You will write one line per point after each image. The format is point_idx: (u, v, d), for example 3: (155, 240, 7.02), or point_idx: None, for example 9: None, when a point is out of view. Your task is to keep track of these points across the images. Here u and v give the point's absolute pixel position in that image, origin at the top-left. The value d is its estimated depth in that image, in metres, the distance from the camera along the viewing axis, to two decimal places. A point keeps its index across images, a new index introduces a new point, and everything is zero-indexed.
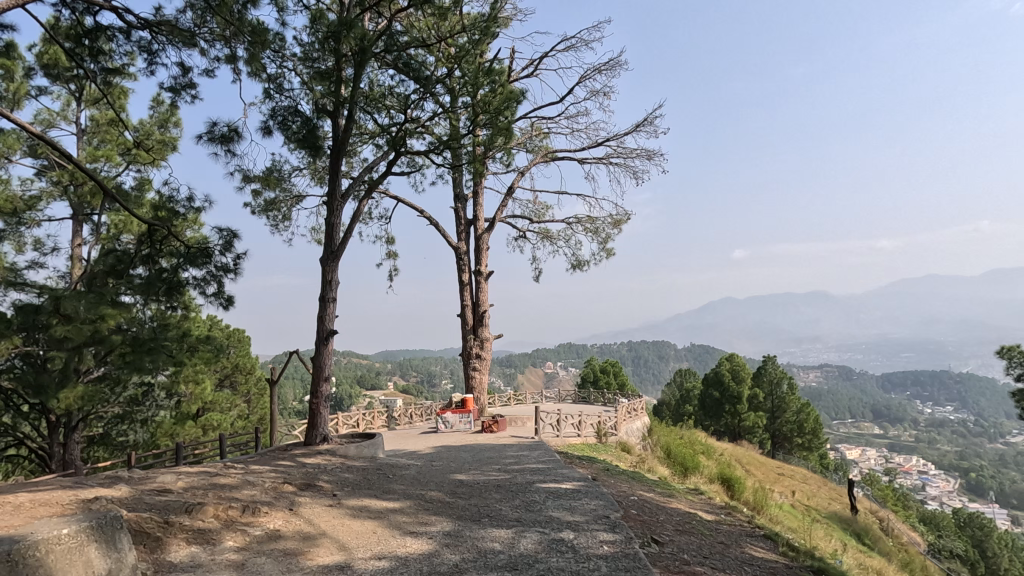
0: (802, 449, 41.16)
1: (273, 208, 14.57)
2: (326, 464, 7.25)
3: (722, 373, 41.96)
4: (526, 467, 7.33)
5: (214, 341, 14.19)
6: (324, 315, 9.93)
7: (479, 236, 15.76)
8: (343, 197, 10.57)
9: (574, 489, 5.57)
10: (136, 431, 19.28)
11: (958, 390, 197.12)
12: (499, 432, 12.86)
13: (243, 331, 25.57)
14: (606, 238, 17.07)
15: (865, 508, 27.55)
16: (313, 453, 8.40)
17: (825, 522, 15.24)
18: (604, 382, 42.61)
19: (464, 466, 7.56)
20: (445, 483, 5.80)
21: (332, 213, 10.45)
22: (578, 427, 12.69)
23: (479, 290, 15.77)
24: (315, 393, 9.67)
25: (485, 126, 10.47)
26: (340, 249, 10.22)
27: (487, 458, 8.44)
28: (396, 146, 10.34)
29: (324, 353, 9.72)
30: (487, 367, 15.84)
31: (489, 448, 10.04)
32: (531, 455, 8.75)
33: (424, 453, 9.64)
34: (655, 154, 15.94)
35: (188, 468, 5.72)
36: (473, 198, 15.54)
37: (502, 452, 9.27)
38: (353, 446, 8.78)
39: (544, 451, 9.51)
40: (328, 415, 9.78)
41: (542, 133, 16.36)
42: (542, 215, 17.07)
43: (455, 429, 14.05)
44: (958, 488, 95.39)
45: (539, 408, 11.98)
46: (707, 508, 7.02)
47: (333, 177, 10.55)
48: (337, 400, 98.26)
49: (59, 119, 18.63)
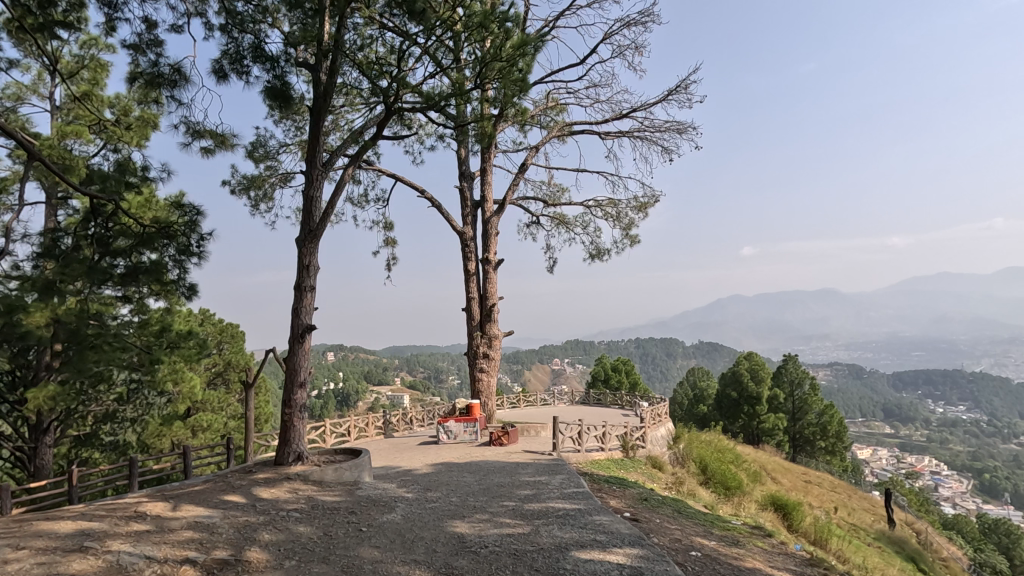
0: (825, 453, 39.02)
1: (254, 186, 12.94)
2: (288, 501, 5.57)
3: (740, 372, 39.93)
4: (547, 508, 5.56)
5: (196, 338, 12.40)
6: (301, 308, 8.25)
7: (488, 220, 13.97)
8: (326, 166, 8.83)
9: (630, 569, 3.83)
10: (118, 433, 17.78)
11: (972, 390, 193.27)
12: (510, 445, 11.06)
13: (237, 326, 23.96)
14: (629, 224, 15.23)
15: (901, 520, 25.52)
16: (278, 480, 6.74)
17: (880, 546, 13.36)
18: (616, 381, 40.64)
19: (467, 505, 5.79)
20: (436, 550, 4.05)
21: (312, 185, 8.72)
22: (601, 440, 10.90)
23: (487, 281, 14.03)
24: (287, 401, 8.04)
25: (495, 83, 8.75)
26: (321, 228, 8.49)
27: (496, 490, 6.67)
28: (388, 106, 8.56)
29: (299, 353, 8.09)
30: (496, 368, 14.11)
31: (498, 469, 8.36)
32: (552, 484, 6.98)
33: (419, 477, 7.89)
34: (687, 128, 14.05)
35: (71, 521, 4.08)
36: (482, 175, 13.76)
37: (515, 476, 7.57)
38: (331, 469, 7.14)
39: (566, 475, 7.76)
40: (304, 427, 8.12)
41: (558, 105, 14.56)
42: (558, 198, 15.27)
43: (459, 440, 12.32)
44: (975, 490, 92.73)
45: (558, 420, 10.16)
46: (794, 568, 5.23)
47: (312, 142, 8.77)
48: (344, 395, 96.95)
49: (30, 93, 17.01)
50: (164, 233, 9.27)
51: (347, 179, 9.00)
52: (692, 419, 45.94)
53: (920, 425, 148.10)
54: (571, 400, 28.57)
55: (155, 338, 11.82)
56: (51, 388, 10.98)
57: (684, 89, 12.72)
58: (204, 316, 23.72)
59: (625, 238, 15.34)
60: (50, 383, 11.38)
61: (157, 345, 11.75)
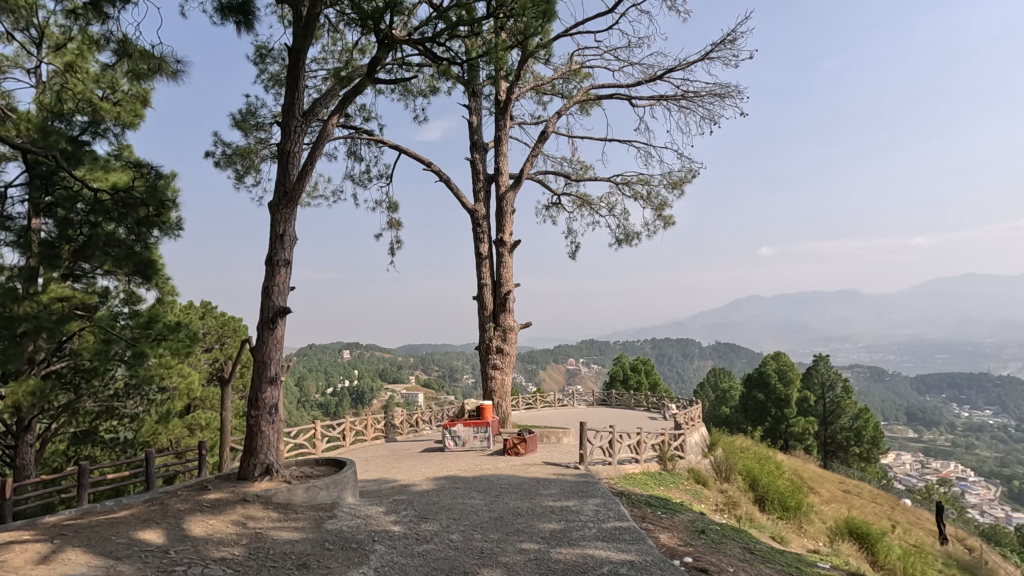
0: (860, 460, 36.62)
1: (241, 156, 11.52)
2: (224, 540, 4.07)
3: (768, 373, 37.69)
4: (586, 561, 3.95)
5: (188, 329, 10.27)
6: (273, 287, 6.74)
7: (502, 196, 12.40)
8: (306, 116, 7.30)
9: None
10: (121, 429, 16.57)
11: (1000, 394, 187.01)
12: (527, 455, 9.45)
13: (240, 320, 22.59)
14: (662, 203, 13.53)
15: (953, 535, 23.33)
16: (229, 505, 5.24)
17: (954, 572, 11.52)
18: (635, 381, 38.71)
19: (473, 552, 4.17)
20: None
21: (289, 139, 7.22)
22: (637, 450, 9.23)
23: (502, 266, 12.46)
24: (255, 402, 6.54)
25: (514, 9, 7.01)
26: (299, 189, 7.00)
27: (511, 522, 5.06)
28: (378, 40, 7.00)
29: (268, 342, 6.60)
30: (511, 365, 12.52)
31: (513, 487, 6.78)
32: (584, 513, 5.34)
33: (414, 497, 6.37)
34: (732, 92, 12.20)
35: None
36: (496, 146, 12.18)
37: (534, 500, 5.95)
38: (301, 488, 5.63)
39: (601, 498, 6.12)
40: (276, 434, 6.62)
41: (581, 70, 12.92)
42: (582, 174, 13.60)
43: (468, 448, 10.71)
44: (1006, 497, 88.90)
45: (586, 426, 8.51)
46: None
47: (290, 87, 7.24)
48: (359, 394, 96.42)
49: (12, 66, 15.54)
50: (118, 200, 7.86)
51: (331, 132, 7.45)
52: (715, 420, 43.90)
53: (947, 430, 143.26)
54: (590, 401, 26.75)
55: (141, 330, 9.84)
56: (32, 381, 9.41)
57: (730, 43, 10.95)
58: (205, 309, 22.42)
59: (657, 220, 13.65)
60: (31, 376, 9.74)
61: (141, 338, 9.78)
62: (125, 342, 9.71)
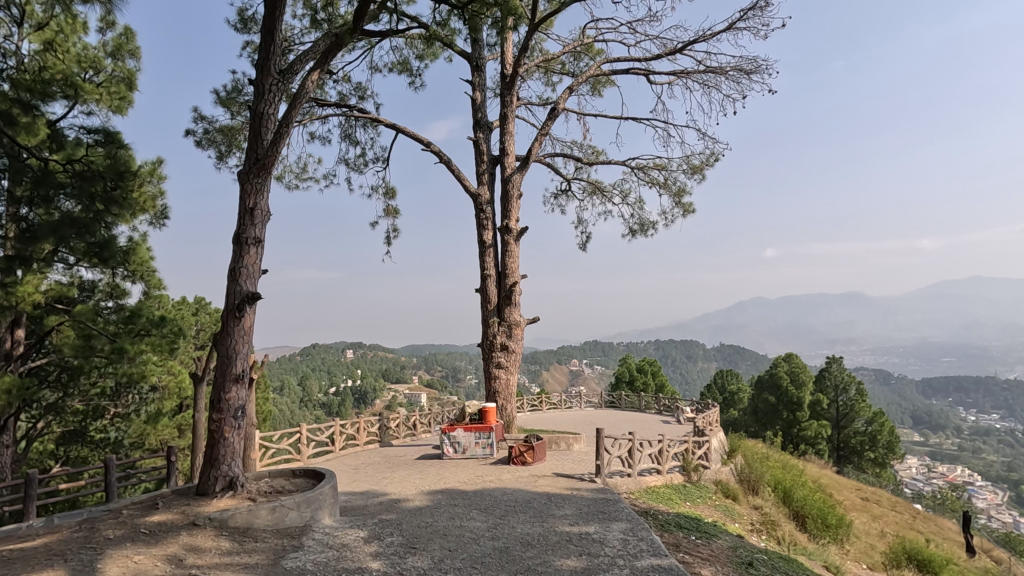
0: (874, 465, 35.31)
1: (225, 134, 10.59)
2: None
3: (779, 376, 36.55)
4: None
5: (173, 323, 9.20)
6: (240, 268, 5.81)
7: (507, 179, 11.43)
8: (283, 74, 6.35)
9: None
10: (112, 430, 15.70)
11: (1008, 398, 184.71)
12: (535, 465, 8.46)
13: None
14: (680, 190, 12.53)
15: (980, 547, 22.13)
16: (172, 531, 4.27)
17: None
18: (642, 383, 37.67)
19: None
20: None
21: (263, 99, 6.30)
22: (659, 460, 8.17)
23: (507, 255, 11.48)
24: (217, 404, 5.58)
25: None
26: (272, 156, 6.04)
27: (520, 557, 4.06)
28: None
29: (234, 332, 5.67)
30: (516, 363, 11.53)
31: (520, 505, 5.78)
32: (610, 545, 4.33)
33: (403, 518, 5.39)
34: (759, 66, 11.14)
35: None
36: (501, 124, 11.20)
37: (545, 525, 4.94)
38: (265, 507, 4.67)
39: (627, 523, 5.11)
40: (242, 440, 5.67)
41: (593, 43, 11.91)
42: (594, 158, 12.61)
43: (468, 455, 9.70)
44: (1016, 501, 87.29)
45: (603, 434, 7.50)
46: None
47: (265, 39, 6.27)
48: (362, 394, 95.79)
49: None
50: (75, 173, 7.16)
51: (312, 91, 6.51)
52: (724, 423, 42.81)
53: (955, 433, 141.40)
54: (598, 403, 25.69)
55: (122, 326, 8.76)
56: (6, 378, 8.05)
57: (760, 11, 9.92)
58: (200, 306, 21.54)
59: (675, 208, 12.64)
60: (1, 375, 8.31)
61: (123, 334, 8.67)
62: (106, 339, 8.56)
